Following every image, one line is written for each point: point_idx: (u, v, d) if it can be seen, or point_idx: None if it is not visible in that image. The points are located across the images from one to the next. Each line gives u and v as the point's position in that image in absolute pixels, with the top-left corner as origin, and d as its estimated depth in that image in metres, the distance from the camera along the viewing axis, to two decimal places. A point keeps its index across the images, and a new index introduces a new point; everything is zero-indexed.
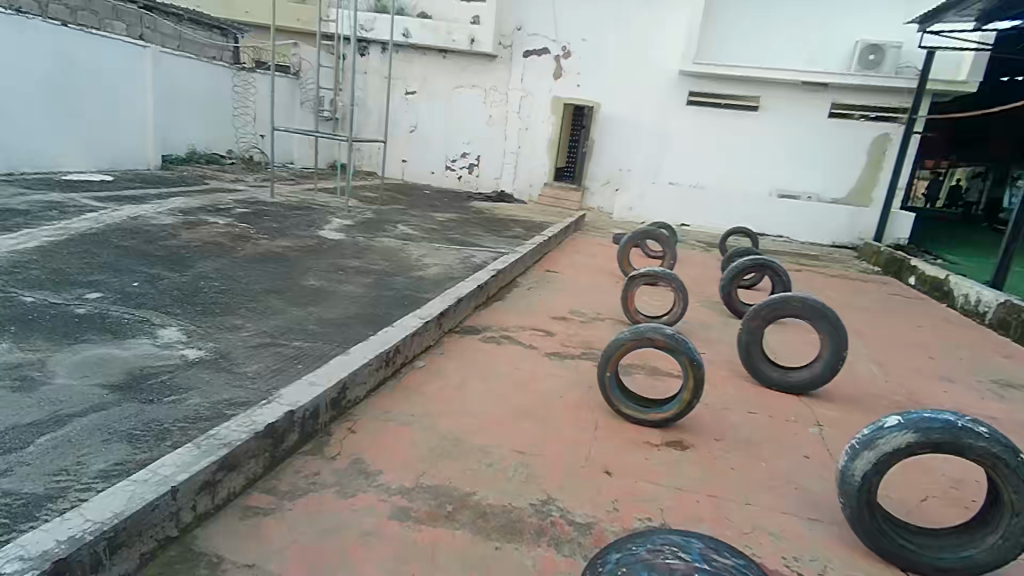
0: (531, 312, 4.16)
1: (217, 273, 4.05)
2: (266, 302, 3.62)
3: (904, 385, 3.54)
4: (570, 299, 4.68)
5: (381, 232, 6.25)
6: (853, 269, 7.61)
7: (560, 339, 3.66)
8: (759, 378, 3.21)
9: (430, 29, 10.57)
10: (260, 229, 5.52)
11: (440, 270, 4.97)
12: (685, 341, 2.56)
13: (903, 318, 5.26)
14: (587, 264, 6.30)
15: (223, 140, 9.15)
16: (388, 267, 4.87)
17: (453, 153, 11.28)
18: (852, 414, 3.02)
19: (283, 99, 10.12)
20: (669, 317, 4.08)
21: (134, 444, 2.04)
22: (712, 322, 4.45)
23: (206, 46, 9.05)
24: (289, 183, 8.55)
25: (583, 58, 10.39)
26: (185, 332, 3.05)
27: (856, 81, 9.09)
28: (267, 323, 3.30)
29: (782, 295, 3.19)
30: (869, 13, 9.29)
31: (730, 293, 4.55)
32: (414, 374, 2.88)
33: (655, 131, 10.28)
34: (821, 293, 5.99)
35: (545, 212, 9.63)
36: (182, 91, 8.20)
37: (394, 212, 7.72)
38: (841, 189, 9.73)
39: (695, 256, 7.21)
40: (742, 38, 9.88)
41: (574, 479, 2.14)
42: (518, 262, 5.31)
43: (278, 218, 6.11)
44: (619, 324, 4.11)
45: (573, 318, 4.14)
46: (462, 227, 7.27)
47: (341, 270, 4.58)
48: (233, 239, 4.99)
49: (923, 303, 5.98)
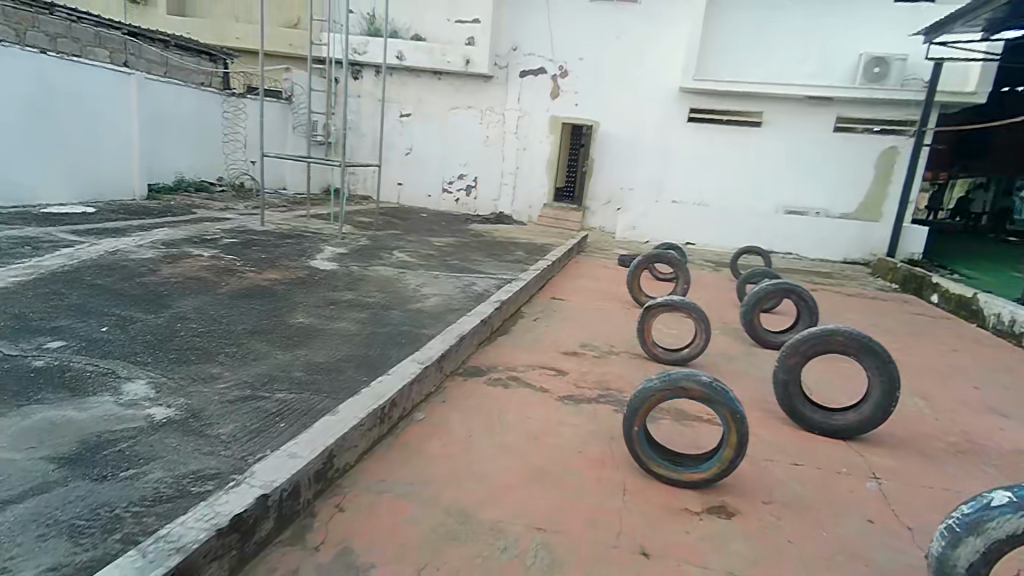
0: (539, 347, 3.82)
1: (197, 312, 3.72)
2: (248, 345, 3.28)
3: (956, 423, 3.19)
4: (579, 330, 4.35)
5: (376, 260, 5.93)
6: (868, 286, 7.30)
7: (572, 379, 3.32)
8: (798, 420, 2.87)
9: (424, 51, 10.37)
10: (247, 260, 5.21)
11: (439, 301, 4.64)
12: (726, 389, 2.22)
13: (934, 341, 4.93)
14: (592, 289, 5.98)
15: (213, 167, 8.91)
16: (383, 300, 4.55)
17: (450, 174, 11.04)
18: (908, 462, 2.68)
19: (274, 125, 9.88)
20: (690, 350, 3.75)
21: (76, 539, 1.69)
22: (734, 353, 4.11)
23: (194, 72, 8.82)
24: (281, 209, 8.25)
25: (581, 77, 10.20)
26: (155, 386, 2.70)
27: (862, 94, 8.87)
28: (248, 370, 2.96)
29: (822, 328, 2.87)
30: (871, 25, 9.09)
31: (752, 321, 4.26)
32: (412, 430, 2.52)
33: (656, 149, 10.05)
34: (843, 315, 5.66)
35: (545, 234, 9.35)
36: (169, 118, 7.94)
37: (390, 237, 7.42)
38: (849, 204, 9.48)
39: (705, 277, 6.91)
40: (743, 53, 9.65)
41: (605, 565, 1.79)
42: (523, 290, 5.00)
43: (267, 248, 5.81)
44: (635, 359, 3.78)
45: (585, 352, 3.80)
46: (461, 252, 6.96)
47: (332, 304, 4.25)
48: (217, 273, 4.67)
49: (949, 323, 5.66)
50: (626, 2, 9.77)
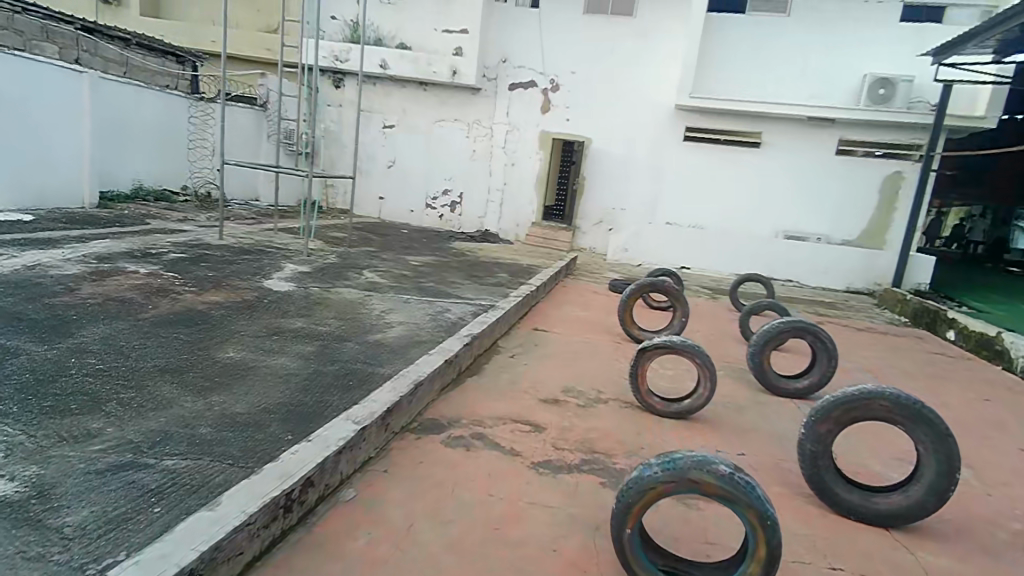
0: (514, 393, 3.23)
1: (102, 345, 3.10)
2: (152, 390, 2.68)
3: (1015, 501, 2.61)
4: (561, 369, 3.76)
5: (341, 281, 5.34)
6: (877, 319, 6.81)
7: (550, 437, 2.72)
8: (828, 498, 2.29)
9: (409, 61, 9.85)
10: (189, 279, 4.58)
11: (404, 332, 4.04)
12: (751, 482, 1.63)
13: (960, 387, 4.38)
14: (581, 318, 5.41)
15: (177, 175, 8.34)
16: (338, 329, 3.94)
17: (433, 190, 10.52)
18: (973, 563, 2.09)
19: (247, 132, 9.32)
20: (692, 400, 3.16)
21: None
22: (742, 401, 3.53)
23: (158, 73, 8.27)
24: (247, 222, 7.65)
25: (572, 91, 9.76)
26: (5, 447, 2.09)
27: (867, 117, 8.45)
28: (140, 426, 2.36)
29: (860, 389, 2.30)
30: (877, 44, 8.70)
31: (761, 363, 3.70)
32: (336, 517, 1.92)
33: (650, 168, 9.59)
34: (856, 353, 5.11)
35: (532, 254, 8.83)
36: (126, 121, 7.35)
37: (362, 255, 6.84)
38: (851, 231, 9.07)
39: (702, 306, 6.36)
40: (742, 70, 9.22)
41: None
42: (501, 320, 4.42)
43: (217, 265, 5.18)
44: (627, 409, 3.20)
45: (567, 401, 3.20)
46: (438, 273, 6.38)
47: (274, 334, 3.62)
48: (148, 294, 4.06)
49: (971, 364, 5.13)
50: (620, 15, 9.37)
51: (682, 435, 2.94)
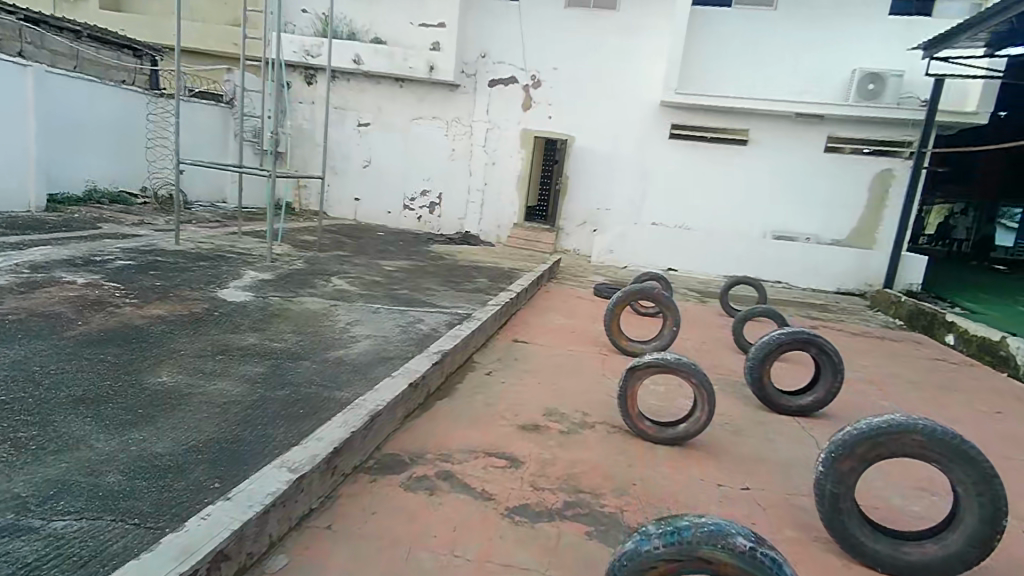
0: (489, 419, 2.87)
1: (10, 370, 2.68)
2: (59, 427, 2.27)
3: None
4: (543, 387, 3.40)
5: (305, 289, 4.94)
6: (871, 323, 6.56)
7: (528, 474, 2.36)
8: (850, 548, 1.95)
9: (384, 56, 9.45)
10: (131, 290, 4.15)
11: (370, 347, 3.65)
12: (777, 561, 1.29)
13: (968, 398, 4.11)
14: (565, 326, 5.06)
15: (134, 176, 7.84)
16: (295, 345, 3.54)
17: (411, 191, 10.12)
18: None
19: (212, 130, 8.84)
20: (688, 425, 2.81)
21: None
22: (742, 421, 3.22)
23: (113, 68, 7.81)
24: (210, 225, 7.19)
25: (554, 87, 9.41)
26: None
27: (856, 113, 8.22)
28: (31, 476, 1.95)
29: (889, 419, 1.98)
30: (866, 39, 8.48)
31: (760, 377, 3.38)
32: None
33: (635, 166, 9.29)
34: (856, 360, 4.82)
35: (514, 257, 8.46)
36: (76, 118, 6.84)
37: (332, 260, 6.42)
38: (841, 230, 8.83)
39: (691, 311, 6.05)
40: (730, 64, 8.95)
41: None
42: (477, 331, 4.05)
43: (167, 273, 4.74)
44: (615, 435, 2.84)
45: (549, 427, 2.84)
46: (412, 279, 6.00)
47: (219, 353, 3.21)
48: (81, 308, 3.63)
49: (974, 371, 4.88)
50: (604, 9, 9.05)
51: (679, 466, 2.60)
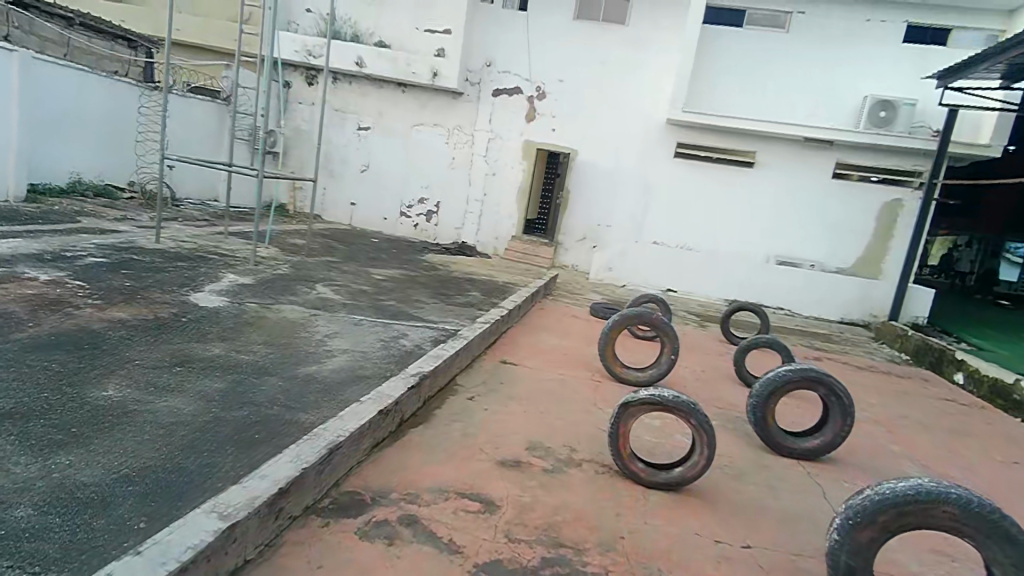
0: (466, 452, 2.60)
1: None
2: None
3: None
4: (530, 416, 3.14)
5: (285, 296, 4.68)
6: (877, 356, 6.32)
7: (504, 521, 2.10)
8: None
9: (387, 60, 9.29)
10: (97, 290, 3.89)
11: (345, 363, 3.39)
12: None
13: (984, 445, 3.85)
14: (557, 348, 4.80)
15: (121, 170, 7.61)
16: (264, 358, 3.29)
17: (409, 197, 9.90)
18: None
19: (207, 126, 8.63)
20: (684, 470, 2.55)
21: None
22: (744, 463, 2.96)
23: (105, 58, 7.65)
24: (196, 224, 6.94)
25: (558, 100, 9.23)
26: None
27: (867, 140, 8.02)
28: None
29: (916, 485, 1.72)
30: (878, 65, 8.32)
31: (763, 418, 3.12)
32: None
33: (638, 183, 9.08)
34: (862, 398, 4.56)
35: (510, 270, 8.21)
36: (62, 107, 6.62)
37: (319, 266, 6.16)
38: (846, 258, 8.61)
39: (690, 337, 5.79)
40: (739, 84, 8.77)
41: None
42: (463, 351, 3.80)
43: (141, 273, 4.49)
44: (604, 477, 2.58)
45: (531, 464, 2.58)
46: (402, 289, 5.75)
47: (176, 365, 2.95)
48: (36, 308, 3.37)
49: (987, 414, 4.62)
50: (612, 23, 8.91)
51: (673, 517, 2.33)
